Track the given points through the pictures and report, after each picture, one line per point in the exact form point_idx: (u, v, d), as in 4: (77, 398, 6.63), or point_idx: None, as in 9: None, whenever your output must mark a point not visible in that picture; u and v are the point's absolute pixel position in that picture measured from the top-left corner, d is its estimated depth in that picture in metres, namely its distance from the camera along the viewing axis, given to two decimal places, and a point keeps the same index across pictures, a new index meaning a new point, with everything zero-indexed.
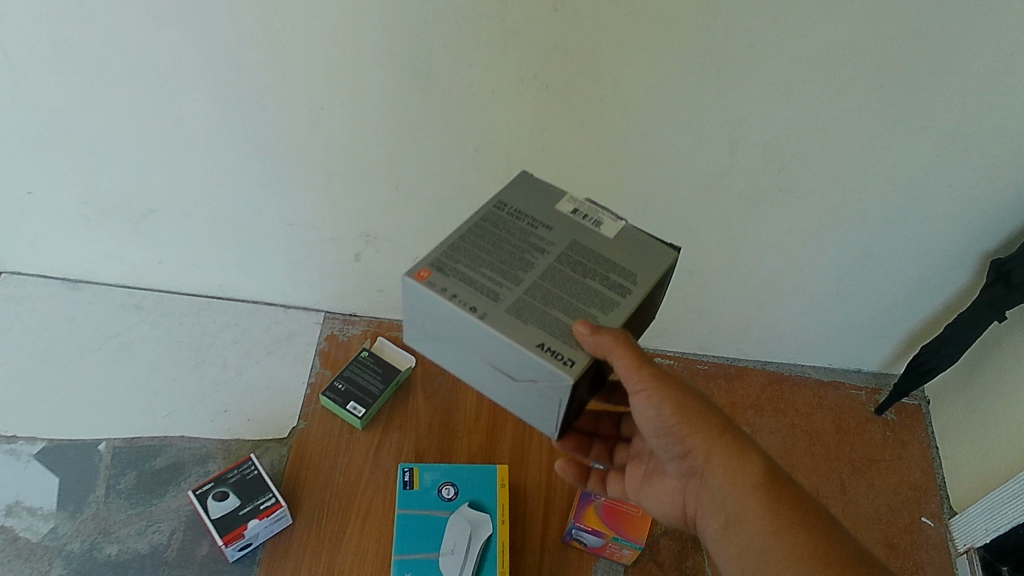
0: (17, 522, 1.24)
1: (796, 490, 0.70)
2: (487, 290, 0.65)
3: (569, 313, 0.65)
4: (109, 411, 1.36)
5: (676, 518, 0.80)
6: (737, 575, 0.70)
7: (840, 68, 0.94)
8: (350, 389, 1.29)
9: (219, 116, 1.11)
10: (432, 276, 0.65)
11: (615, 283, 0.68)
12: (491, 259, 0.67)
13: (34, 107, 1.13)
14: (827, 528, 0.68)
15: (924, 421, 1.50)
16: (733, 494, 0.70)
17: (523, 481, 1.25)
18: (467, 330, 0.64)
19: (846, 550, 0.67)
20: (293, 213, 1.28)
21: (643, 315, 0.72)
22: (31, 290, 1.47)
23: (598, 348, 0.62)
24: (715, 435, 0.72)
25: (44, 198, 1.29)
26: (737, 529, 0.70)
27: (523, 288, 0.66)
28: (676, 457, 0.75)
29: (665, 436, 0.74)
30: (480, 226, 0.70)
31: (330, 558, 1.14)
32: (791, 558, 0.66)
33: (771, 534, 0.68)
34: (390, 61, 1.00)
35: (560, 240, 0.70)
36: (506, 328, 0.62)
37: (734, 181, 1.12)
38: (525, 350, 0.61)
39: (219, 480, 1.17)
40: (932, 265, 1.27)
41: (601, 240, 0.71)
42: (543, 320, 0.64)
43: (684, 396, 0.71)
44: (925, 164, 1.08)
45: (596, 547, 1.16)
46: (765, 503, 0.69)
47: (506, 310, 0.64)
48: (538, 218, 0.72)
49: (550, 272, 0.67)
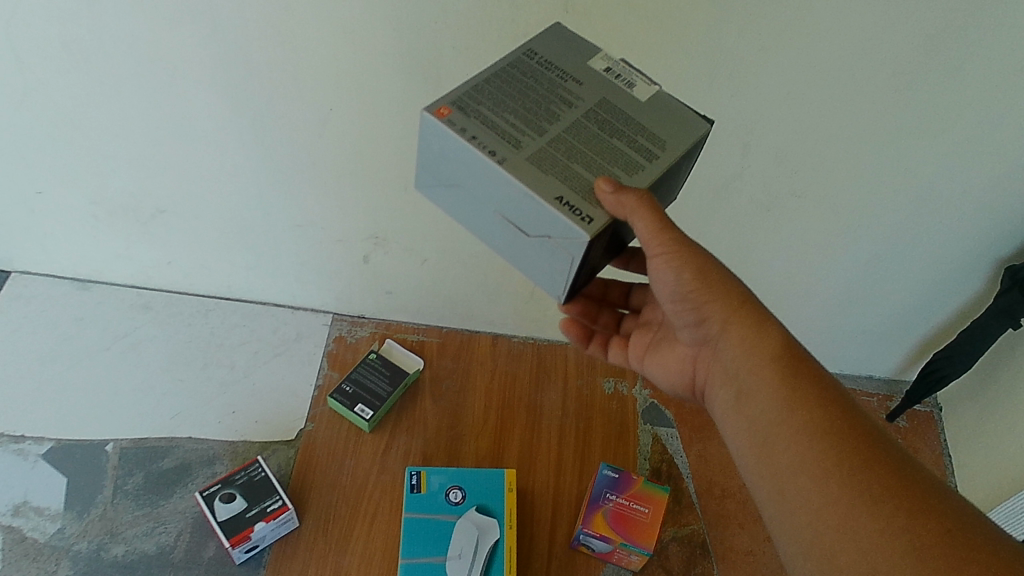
0: (24, 522, 1.24)
1: (810, 366, 0.73)
2: (510, 136, 0.67)
3: (591, 170, 0.66)
4: (117, 411, 1.36)
5: (683, 385, 0.83)
6: (744, 442, 0.74)
7: (853, 72, 0.94)
8: (358, 391, 1.35)
9: (229, 117, 1.11)
10: (452, 114, 0.68)
11: (642, 146, 0.69)
12: (516, 107, 0.69)
13: (45, 106, 1.14)
14: (840, 401, 0.71)
15: (936, 428, 1.48)
16: (747, 365, 0.73)
17: (529, 485, 1.33)
18: (486, 174, 0.67)
19: (857, 420, 0.69)
20: (301, 214, 1.27)
21: (669, 183, 0.73)
22: (40, 290, 1.47)
23: (620, 206, 0.63)
24: (734, 306, 0.74)
25: (54, 197, 1.30)
26: (749, 400, 0.73)
27: (547, 138, 0.68)
28: (692, 326, 0.78)
29: (682, 305, 0.75)
30: (510, 73, 0.72)
31: (336, 561, 1.21)
32: (802, 428, 0.69)
33: (784, 406, 0.71)
34: (400, 62, 1.00)
35: (590, 97, 0.71)
36: (526, 174, 0.64)
37: (745, 184, 1.11)
38: (543, 201, 0.63)
39: (227, 482, 1.20)
40: (946, 271, 1.25)
41: (632, 103, 0.72)
42: (564, 174, 0.65)
43: (704, 263, 0.72)
44: (939, 169, 1.07)
45: (605, 550, 1.22)
46: (779, 376, 0.72)
47: (526, 158, 0.66)
48: (569, 73, 0.73)
49: (576, 126, 0.69)
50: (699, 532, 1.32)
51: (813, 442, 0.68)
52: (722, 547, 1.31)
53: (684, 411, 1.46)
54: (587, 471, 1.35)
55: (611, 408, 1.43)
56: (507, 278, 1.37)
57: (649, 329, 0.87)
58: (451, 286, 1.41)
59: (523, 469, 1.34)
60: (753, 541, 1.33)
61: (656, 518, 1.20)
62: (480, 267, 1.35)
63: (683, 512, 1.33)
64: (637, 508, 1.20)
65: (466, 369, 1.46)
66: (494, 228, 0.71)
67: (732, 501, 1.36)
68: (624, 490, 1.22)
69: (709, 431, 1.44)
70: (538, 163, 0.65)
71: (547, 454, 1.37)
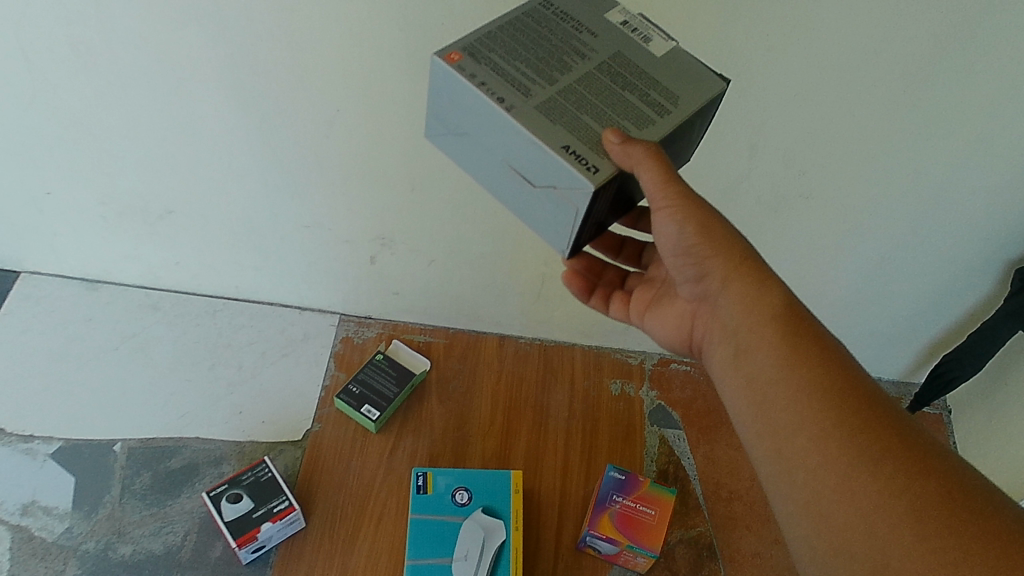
0: (33, 521, 1.24)
1: (812, 324, 0.72)
2: (521, 84, 0.68)
3: (601, 123, 0.67)
4: (125, 411, 1.36)
5: (681, 345, 0.82)
6: (740, 399, 0.73)
7: (862, 73, 0.93)
8: (366, 392, 1.34)
9: (237, 118, 1.12)
10: (462, 60, 0.69)
11: (654, 102, 0.70)
12: (529, 54, 0.70)
13: (54, 108, 1.14)
14: (842, 362, 0.70)
15: (945, 430, 1.47)
16: (748, 320, 0.72)
17: (536, 486, 1.33)
18: (494, 122, 0.68)
19: (858, 382, 0.69)
20: (308, 215, 1.28)
21: (682, 141, 0.74)
22: (49, 290, 1.48)
23: (627, 157, 0.64)
24: (737, 261, 0.73)
25: (63, 198, 1.30)
26: (748, 356, 0.72)
27: (558, 87, 0.68)
28: (694, 281, 0.77)
29: (685, 258, 0.75)
30: (524, 21, 0.72)
31: (343, 563, 1.21)
32: (802, 385, 0.68)
33: (784, 362, 0.70)
34: (407, 63, 1.00)
35: (604, 48, 0.72)
36: (533, 122, 0.65)
37: (752, 185, 1.10)
38: (550, 151, 0.64)
39: (234, 482, 1.20)
40: (955, 272, 1.24)
41: (647, 57, 0.72)
42: (572, 124, 0.66)
43: (708, 216, 0.72)
44: (947, 170, 1.06)
45: (612, 552, 1.21)
46: (780, 332, 0.71)
47: (535, 106, 0.67)
48: (585, 24, 0.73)
49: (588, 77, 0.69)
50: (707, 534, 1.31)
51: (812, 399, 0.68)
52: (729, 549, 1.30)
53: (691, 413, 1.46)
54: (594, 473, 1.35)
55: (619, 409, 1.44)
56: (514, 279, 1.37)
57: (651, 285, 0.86)
58: (458, 287, 1.41)
59: (530, 470, 1.34)
60: (760, 543, 1.32)
61: (663, 519, 1.19)
62: (487, 268, 1.35)
63: (691, 514, 1.33)
64: (643, 510, 1.20)
65: (473, 370, 1.46)
66: (501, 178, 0.72)
67: (740, 503, 1.36)
68: (631, 491, 1.21)
69: (717, 433, 1.44)
70: (546, 112, 0.66)
71: (554, 454, 1.37)
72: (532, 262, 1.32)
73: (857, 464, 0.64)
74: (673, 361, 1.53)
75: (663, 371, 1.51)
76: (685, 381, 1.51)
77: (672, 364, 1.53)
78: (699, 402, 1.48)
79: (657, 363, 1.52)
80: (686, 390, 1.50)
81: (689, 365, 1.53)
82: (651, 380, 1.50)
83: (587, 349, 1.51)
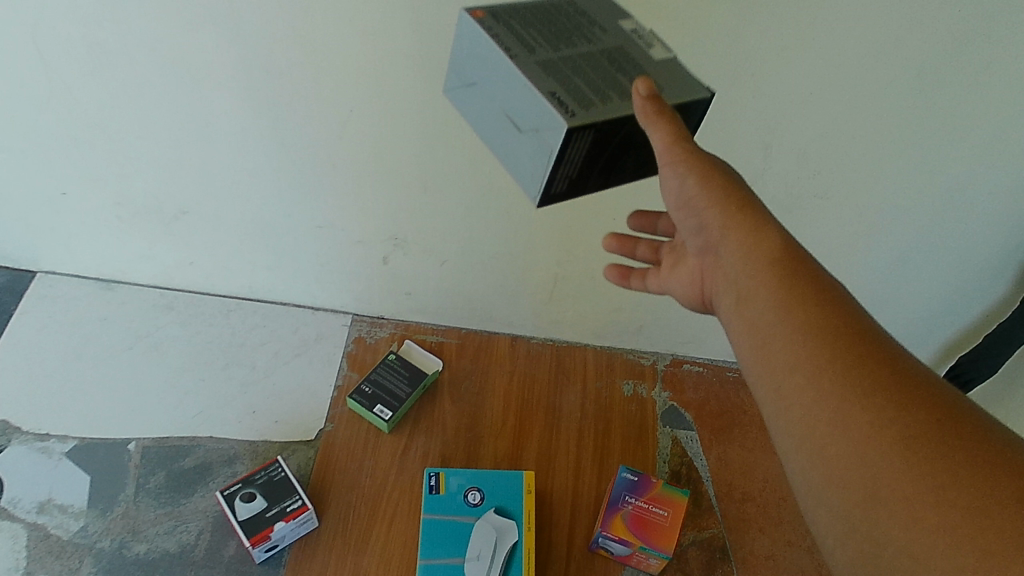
0: (48, 519, 1.24)
1: (815, 274, 0.68)
2: (527, 45, 0.77)
3: (593, 87, 0.75)
4: (139, 410, 1.37)
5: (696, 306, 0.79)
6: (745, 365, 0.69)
7: (878, 73, 0.92)
8: (378, 392, 1.35)
9: (251, 119, 1.12)
10: (483, 17, 0.78)
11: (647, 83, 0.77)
12: (542, 28, 0.80)
13: (71, 108, 1.15)
14: (847, 318, 0.65)
15: None
16: (746, 269, 0.69)
17: (548, 487, 1.33)
18: (498, 70, 0.76)
19: (862, 341, 0.64)
20: (321, 216, 1.28)
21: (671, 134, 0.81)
22: (66, 290, 1.49)
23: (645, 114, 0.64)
24: (735, 207, 0.70)
25: (79, 198, 1.31)
26: (749, 303, 0.69)
27: (561, 55, 0.77)
28: (697, 232, 0.74)
29: (686, 205, 0.72)
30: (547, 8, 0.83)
31: (356, 562, 1.22)
32: (801, 344, 0.64)
33: (784, 311, 0.66)
34: (420, 64, 1.00)
35: (610, 39, 0.81)
36: (530, 69, 0.74)
37: (766, 186, 1.10)
38: (539, 96, 0.72)
39: (247, 481, 1.21)
40: (972, 274, 1.23)
41: (649, 54, 0.81)
42: (566, 83, 0.74)
43: (706, 162, 0.69)
44: (964, 171, 1.05)
45: (624, 553, 1.21)
46: (780, 281, 0.67)
47: (536, 61, 0.75)
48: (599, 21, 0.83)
49: (590, 53, 0.78)
50: (719, 536, 1.30)
51: (810, 346, 0.64)
52: (743, 551, 1.29)
53: (704, 414, 1.46)
54: (606, 474, 1.35)
55: (631, 410, 1.43)
56: (526, 280, 1.37)
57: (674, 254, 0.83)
58: (470, 287, 1.41)
59: (542, 471, 1.34)
60: (773, 545, 1.31)
61: (676, 521, 1.19)
62: (499, 269, 1.35)
63: (703, 515, 1.32)
64: (656, 511, 1.20)
65: (485, 370, 1.46)
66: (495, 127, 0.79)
67: (753, 505, 1.35)
68: (643, 492, 1.22)
69: (729, 434, 1.44)
70: (544, 66, 0.74)
71: (566, 455, 1.37)
72: (544, 262, 1.32)
73: (855, 419, 0.60)
74: (686, 363, 1.53)
75: (676, 372, 1.51)
76: (698, 383, 1.50)
77: (685, 365, 1.53)
78: (711, 403, 1.48)
79: (670, 363, 1.52)
80: (699, 391, 1.49)
81: (701, 366, 1.53)
82: (664, 380, 1.49)
83: (599, 349, 1.51)
